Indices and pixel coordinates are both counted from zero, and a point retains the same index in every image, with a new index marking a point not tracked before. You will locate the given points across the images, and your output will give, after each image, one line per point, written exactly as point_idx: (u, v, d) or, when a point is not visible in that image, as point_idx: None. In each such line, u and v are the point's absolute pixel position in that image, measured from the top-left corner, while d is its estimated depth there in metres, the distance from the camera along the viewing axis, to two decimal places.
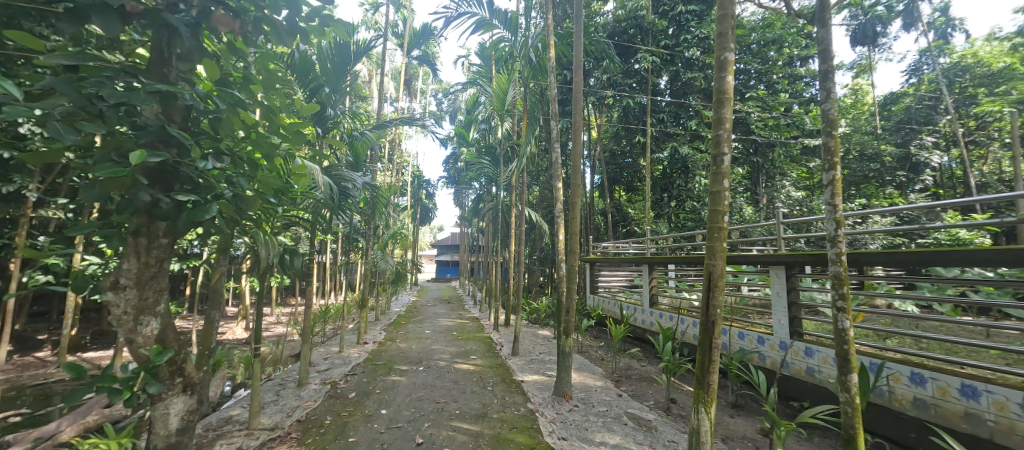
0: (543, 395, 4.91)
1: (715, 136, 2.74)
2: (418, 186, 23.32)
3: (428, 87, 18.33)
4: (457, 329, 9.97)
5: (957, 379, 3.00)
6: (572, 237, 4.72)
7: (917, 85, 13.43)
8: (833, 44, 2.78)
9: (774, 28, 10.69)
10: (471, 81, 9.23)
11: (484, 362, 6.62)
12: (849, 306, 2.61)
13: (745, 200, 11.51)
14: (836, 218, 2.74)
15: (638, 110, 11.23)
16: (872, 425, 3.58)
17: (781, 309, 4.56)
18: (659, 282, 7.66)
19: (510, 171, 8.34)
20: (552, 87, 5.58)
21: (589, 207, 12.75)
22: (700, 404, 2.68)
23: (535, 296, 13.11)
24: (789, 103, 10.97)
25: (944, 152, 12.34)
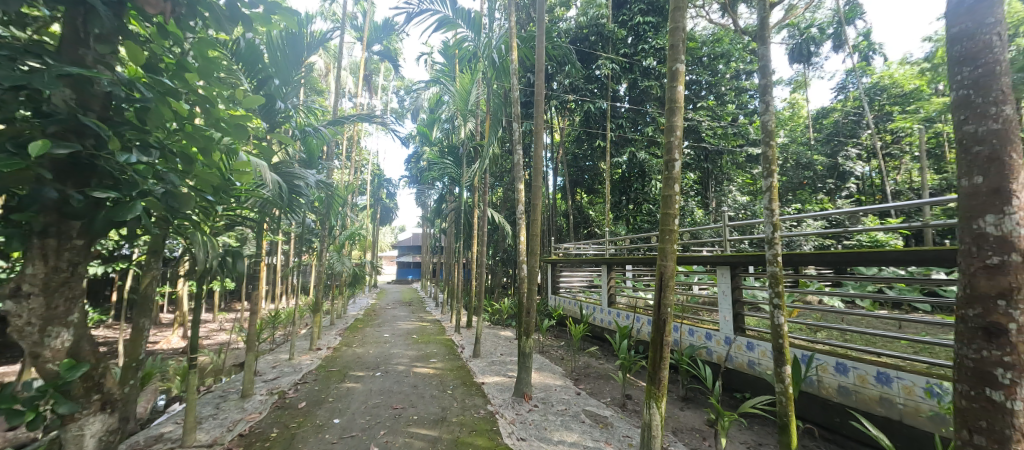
0: (503, 397, 4.91)
1: (668, 142, 2.87)
2: (378, 185, 22.62)
3: (390, 84, 17.83)
4: (417, 332, 9.76)
5: (873, 367, 3.33)
6: (532, 238, 4.76)
7: (844, 101, 14.84)
8: (771, 61, 3.01)
9: (722, 43, 11.41)
10: (434, 79, 9.07)
11: (444, 365, 6.52)
12: (784, 303, 2.82)
13: (697, 204, 12.16)
14: (773, 221, 2.97)
15: (599, 115, 11.55)
16: (803, 412, 3.90)
17: (727, 306, 4.86)
18: (617, 282, 7.91)
19: (473, 172, 8.27)
20: (514, 89, 5.59)
21: (551, 208, 12.94)
22: (652, 399, 2.79)
23: (497, 297, 13.11)
24: (735, 114, 11.74)
25: (866, 163, 13.73)
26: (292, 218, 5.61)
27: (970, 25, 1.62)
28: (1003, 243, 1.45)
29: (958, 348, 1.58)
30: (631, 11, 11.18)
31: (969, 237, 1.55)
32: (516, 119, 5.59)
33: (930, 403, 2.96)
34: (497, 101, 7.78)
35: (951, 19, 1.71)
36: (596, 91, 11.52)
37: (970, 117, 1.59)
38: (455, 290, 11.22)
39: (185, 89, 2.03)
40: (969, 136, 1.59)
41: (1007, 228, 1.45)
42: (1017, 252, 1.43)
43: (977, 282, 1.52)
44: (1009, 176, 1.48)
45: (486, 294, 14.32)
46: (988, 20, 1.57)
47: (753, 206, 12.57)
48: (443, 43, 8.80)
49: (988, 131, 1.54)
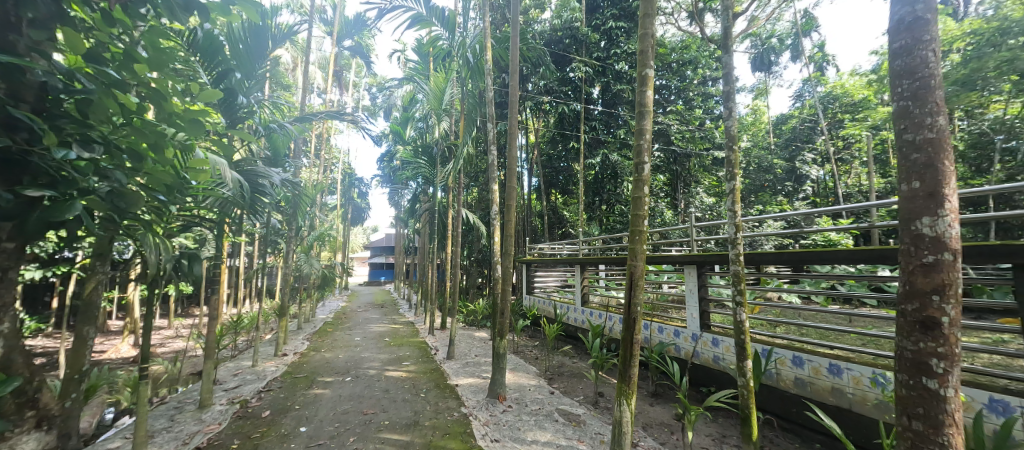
0: (477, 398, 4.89)
1: (638, 145, 2.94)
2: (349, 185, 21.99)
3: (362, 80, 17.38)
4: (390, 335, 9.56)
5: (825, 359, 3.54)
6: (507, 239, 4.76)
7: (801, 109, 15.72)
8: (734, 69, 3.15)
9: (690, 50, 11.83)
10: (407, 77, 8.91)
11: (417, 368, 6.41)
12: (745, 300, 2.96)
13: (666, 205, 12.55)
14: (735, 222, 3.10)
15: (573, 117, 11.70)
16: (763, 404, 4.10)
17: (694, 304, 5.04)
18: (590, 281, 8.03)
19: (447, 172, 8.18)
20: (489, 89, 5.57)
21: (526, 209, 13.00)
22: (622, 396, 2.85)
23: (472, 298, 13.03)
24: (702, 118, 12.21)
25: (820, 167, 14.59)
26: (256, 218, 5.36)
27: (909, 41, 1.75)
28: (937, 243, 1.58)
29: (899, 340, 1.70)
30: (604, 16, 11.39)
31: (908, 238, 1.68)
32: (490, 119, 5.56)
33: (875, 392, 3.18)
34: (471, 101, 7.73)
35: (891, 35, 1.85)
36: (570, 93, 11.66)
37: (908, 127, 1.73)
38: (429, 292, 11.06)
39: (134, 81, 1.90)
40: (909, 144, 1.73)
41: (940, 229, 1.58)
42: (948, 251, 1.56)
43: (915, 279, 1.64)
44: (941, 182, 1.61)
45: (461, 295, 14.20)
46: (923, 38, 1.71)
47: (718, 207, 13.10)
48: (416, 41, 8.65)
49: (924, 140, 1.67)
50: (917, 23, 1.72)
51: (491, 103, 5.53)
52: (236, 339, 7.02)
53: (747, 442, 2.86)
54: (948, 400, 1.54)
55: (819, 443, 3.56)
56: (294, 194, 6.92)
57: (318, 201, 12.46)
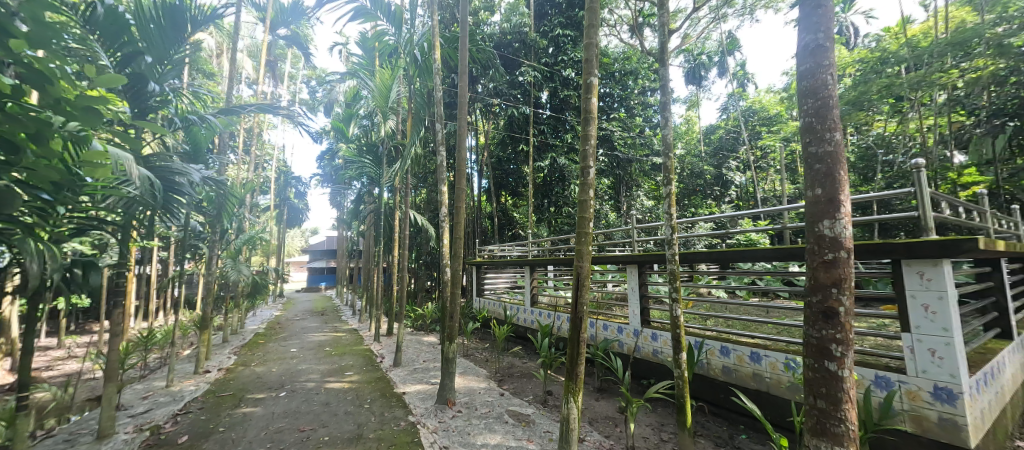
0: (425, 405, 4.75)
1: (583, 150, 3.04)
2: (284, 184, 20.43)
3: (299, 72, 16.23)
4: (331, 344, 9.01)
5: (747, 348, 3.92)
6: (456, 241, 4.68)
7: (726, 120, 17.27)
8: (670, 81, 3.37)
9: (631, 61, 12.51)
10: (351, 72, 8.45)
11: (361, 378, 6.08)
12: (680, 296, 3.18)
13: (610, 207, 13.16)
14: (671, 225, 3.32)
15: (522, 120, 11.84)
16: (696, 392, 4.44)
17: (635, 301, 5.32)
18: (539, 282, 8.17)
19: (393, 172, 7.89)
20: (438, 89, 5.43)
21: (475, 211, 12.92)
22: (569, 394, 2.92)
23: (420, 302, 12.69)
24: (642, 126, 12.97)
25: (743, 174, 16.13)
26: (172, 219, 4.79)
27: (813, 65, 1.99)
28: (835, 242, 1.81)
29: (806, 328, 1.92)
30: (552, 23, 11.69)
31: (813, 238, 1.90)
32: (439, 119, 5.44)
33: (788, 375, 3.56)
34: (420, 100, 7.54)
35: (799, 58, 2.09)
36: (519, 97, 11.80)
37: (812, 140, 1.96)
38: (374, 297, 10.59)
39: (10, 59, 1.65)
40: (812, 155, 1.96)
41: (837, 231, 1.81)
42: (843, 250, 1.80)
43: (818, 274, 1.86)
44: (838, 189, 1.84)
45: (408, 298, 13.77)
46: (823, 63, 1.96)
47: (656, 210, 13.99)
48: (360, 34, 8.25)
49: (825, 152, 1.90)
50: (818, 50, 1.97)
51: (440, 102, 5.40)
52: (146, 357, 6.20)
53: (682, 429, 3.07)
54: (844, 379, 1.76)
55: (743, 425, 3.92)
56: (219, 194, 6.29)
57: (247, 201, 11.43)
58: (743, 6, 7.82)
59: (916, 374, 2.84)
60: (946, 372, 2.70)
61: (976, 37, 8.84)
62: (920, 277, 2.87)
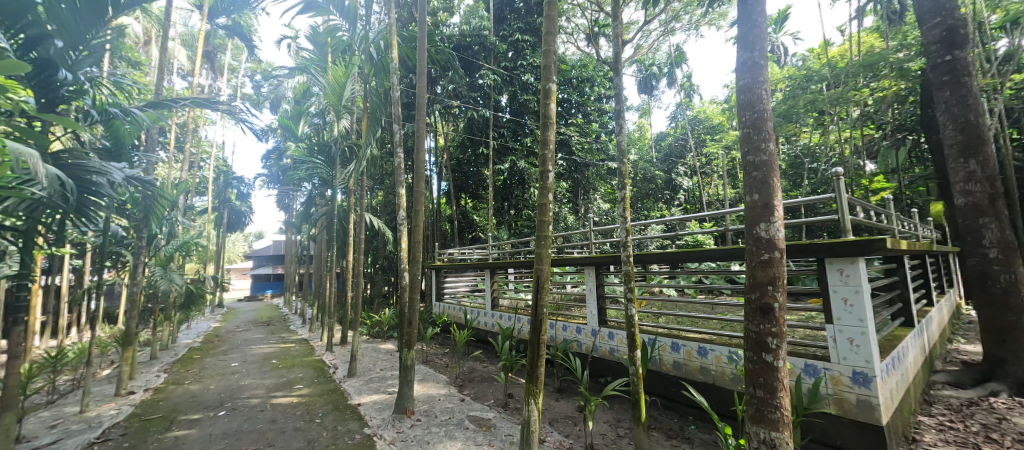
0: (382, 416, 4.57)
1: (543, 154, 3.08)
2: (224, 185, 18.90)
3: (242, 65, 15.13)
4: (278, 355, 8.45)
5: (695, 343, 4.16)
6: (414, 245, 4.56)
7: (675, 128, 18.32)
8: (623, 89, 3.52)
9: (588, 69, 12.93)
10: (300, 67, 7.99)
11: (311, 391, 5.74)
12: (634, 296, 3.31)
13: (568, 210, 13.47)
14: (626, 227, 3.45)
15: (481, 123, 11.82)
16: (649, 387, 4.64)
17: (592, 302, 5.46)
18: (499, 284, 8.17)
19: (348, 174, 7.56)
20: (395, 89, 5.27)
21: (435, 214, 12.70)
22: (530, 396, 2.93)
23: (377, 308, 12.24)
24: (598, 132, 13.44)
25: (690, 179, 17.16)
26: (89, 224, 4.26)
27: (750, 80, 2.16)
28: (770, 244, 1.97)
29: (746, 323, 2.08)
30: (511, 28, 11.83)
31: (751, 239, 2.06)
32: (397, 120, 5.27)
33: (731, 367, 3.82)
34: (376, 100, 7.29)
35: (739, 73, 2.26)
36: (479, 99, 11.77)
37: (750, 150, 2.13)
38: (327, 305, 10.07)
39: None
40: (750, 164, 2.12)
41: (771, 233, 1.98)
42: (777, 250, 1.96)
43: (756, 272, 2.02)
44: (772, 195, 2.01)
45: (364, 305, 13.21)
46: (759, 79, 2.13)
47: (612, 213, 14.50)
48: (311, 28, 7.85)
49: (761, 161, 2.06)
50: (754, 66, 2.15)
51: (397, 103, 5.25)
52: (54, 380, 5.45)
53: (638, 424, 3.18)
54: (780, 368, 1.92)
55: (692, 416, 4.14)
56: (147, 194, 5.69)
57: (181, 203, 10.43)
58: (689, 22, 8.37)
59: (838, 361, 3.16)
60: (862, 358, 3.02)
61: (882, 61, 10.05)
62: (841, 274, 3.20)
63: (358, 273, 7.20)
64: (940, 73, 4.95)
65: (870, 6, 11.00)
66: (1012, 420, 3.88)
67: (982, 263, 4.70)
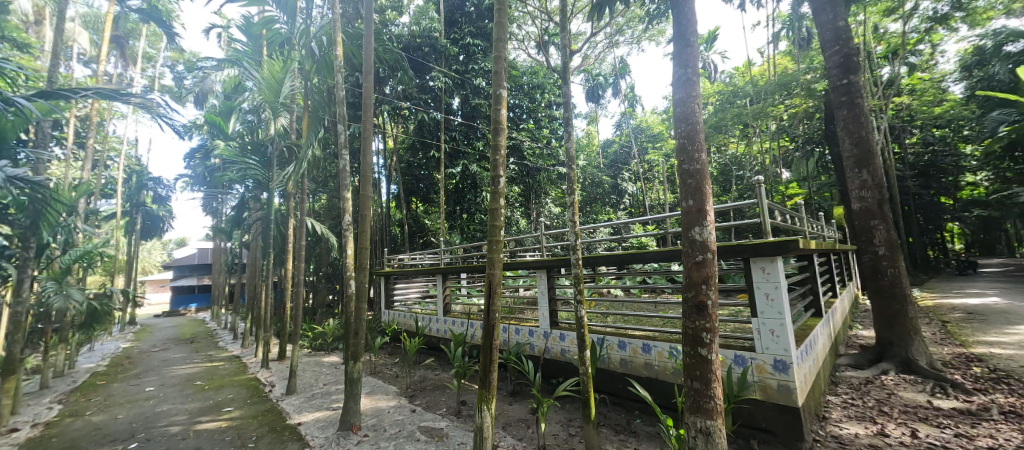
0: (325, 435, 4.29)
1: (494, 159, 3.08)
2: (136, 186, 16.78)
3: (160, 53, 13.57)
4: (204, 376, 7.64)
5: (640, 341, 4.37)
6: (361, 252, 4.35)
7: (620, 136, 19.26)
8: (571, 97, 3.62)
9: (538, 76, 13.29)
10: (230, 60, 7.35)
11: (243, 413, 5.24)
12: (584, 297, 3.41)
13: (521, 214, 13.60)
14: (575, 231, 3.55)
15: (432, 125, 11.62)
16: (598, 385, 4.80)
17: (544, 304, 5.55)
18: (452, 290, 8.04)
19: (285, 176, 7.03)
20: (339, 87, 5.00)
21: (384, 218, 12.23)
22: (483, 403, 2.91)
23: (320, 318, 11.49)
24: (549, 137, 13.76)
25: (635, 184, 18.11)
26: None
27: (684, 94, 2.34)
28: (703, 246, 2.14)
29: (683, 320, 2.22)
30: (462, 31, 11.80)
31: (687, 242, 2.21)
32: (341, 120, 5.00)
33: (671, 362, 4.06)
34: (318, 98, 6.87)
35: (675, 87, 2.43)
36: (430, 102, 11.60)
37: (685, 160, 2.29)
38: (261, 317, 9.27)
39: None
40: (685, 171, 2.28)
41: (703, 237, 2.14)
42: (709, 252, 2.13)
43: (691, 273, 2.18)
44: (703, 201, 2.18)
45: (305, 316, 12.35)
46: (693, 93, 2.31)
47: (563, 216, 14.85)
48: (243, 18, 7.25)
49: (694, 169, 2.23)
50: (688, 82, 2.32)
51: (342, 102, 4.99)
52: None
53: (587, 422, 3.29)
54: (712, 361, 2.08)
55: (637, 410, 4.35)
56: (38, 196, 4.89)
57: (81, 208, 9.10)
58: (631, 36, 8.87)
59: (762, 351, 3.48)
60: (782, 347, 3.35)
61: (794, 81, 11.35)
62: (763, 272, 3.53)
63: (298, 282, 6.71)
64: (839, 94, 5.69)
65: (784, 32, 12.41)
66: (898, 394, 4.52)
67: (873, 260, 5.43)
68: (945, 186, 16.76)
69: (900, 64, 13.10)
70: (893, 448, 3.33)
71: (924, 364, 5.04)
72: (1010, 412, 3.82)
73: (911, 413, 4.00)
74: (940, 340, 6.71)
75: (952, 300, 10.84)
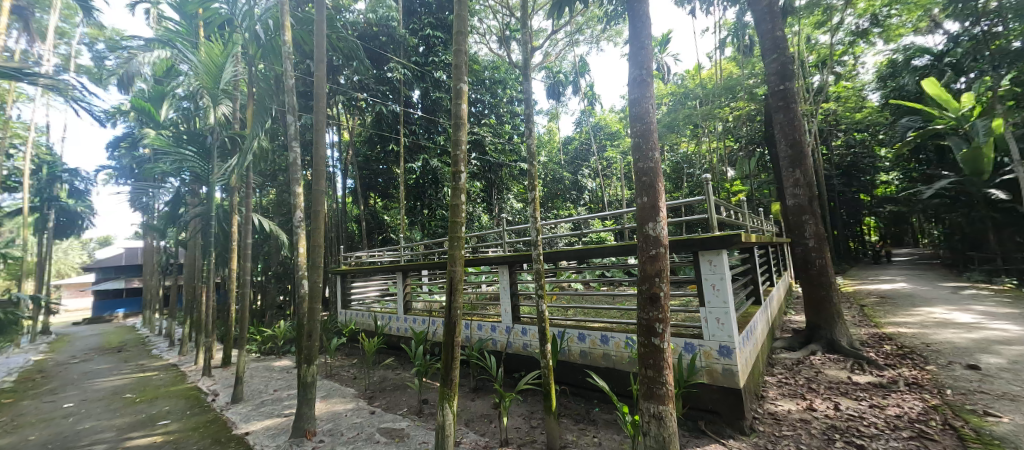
0: (276, 443, 4.06)
1: (454, 155, 3.03)
2: (48, 179, 14.85)
3: (75, 29, 12.06)
4: (134, 387, 6.96)
5: (598, 332, 4.51)
6: (315, 250, 4.13)
7: (580, 133, 19.72)
8: (532, 93, 3.64)
9: (500, 71, 13.29)
10: (161, 40, 6.67)
11: (181, 426, 4.83)
12: (545, 292, 3.46)
13: (483, 209, 13.51)
14: (536, 226, 3.58)
15: (391, 118, 11.25)
16: (559, 377, 4.91)
17: (506, 300, 5.58)
18: (412, 287, 7.87)
19: (227, 169, 6.51)
20: (289, 76, 4.70)
21: (340, 214, 11.70)
22: (445, 401, 2.87)
23: (270, 321, 10.82)
24: (511, 133, 13.80)
25: (594, 180, 18.63)
26: None
27: (640, 95, 2.42)
28: (656, 241, 2.24)
29: (638, 312, 2.32)
30: (421, 22, 11.52)
31: (642, 236, 2.31)
32: (291, 110, 4.70)
33: (627, 351, 4.23)
34: (265, 86, 6.42)
35: (631, 87, 2.52)
36: (388, 94, 11.20)
37: (640, 158, 2.38)
38: (202, 321, 8.57)
39: None
40: (640, 169, 2.37)
41: (655, 232, 2.25)
42: (661, 246, 2.24)
43: (646, 266, 2.28)
44: (656, 197, 2.28)
45: (252, 318, 11.57)
46: (647, 94, 2.40)
47: (525, 212, 14.93)
48: None
49: (648, 168, 2.32)
50: (643, 83, 2.41)
51: (292, 91, 4.69)
52: None
53: (548, 414, 3.35)
54: (664, 350, 2.19)
55: (596, 399, 4.50)
56: None
57: None
58: (590, 36, 9.08)
59: (709, 338, 3.71)
60: (726, 333, 3.60)
61: (739, 85, 12.17)
62: (710, 264, 3.78)
63: (245, 282, 6.27)
64: (776, 99, 6.16)
65: (729, 39, 13.24)
66: (825, 372, 5.01)
67: (804, 251, 5.96)
68: (863, 185, 18.72)
69: (828, 73, 14.41)
70: (820, 420, 3.69)
71: (845, 344, 5.63)
72: (914, 383, 4.36)
73: (834, 389, 4.46)
74: (859, 322, 7.51)
75: (869, 286, 12.15)
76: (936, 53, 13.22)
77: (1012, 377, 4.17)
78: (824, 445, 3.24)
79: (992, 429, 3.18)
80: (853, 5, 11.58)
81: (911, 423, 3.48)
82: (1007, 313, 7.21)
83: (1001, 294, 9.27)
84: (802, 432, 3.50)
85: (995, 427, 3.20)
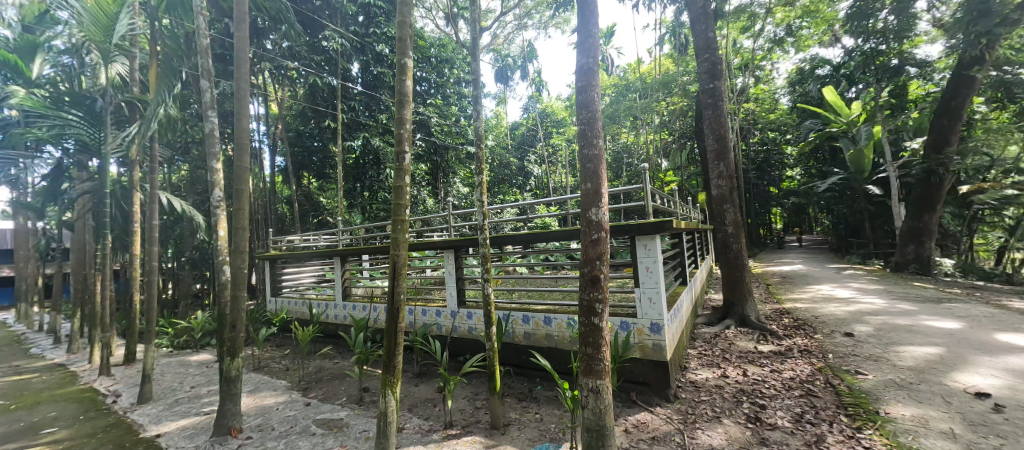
0: (194, 444, 3.70)
1: (398, 134, 2.88)
2: None
3: None
4: (6, 393, 5.89)
5: (542, 314, 4.66)
6: (239, 233, 3.73)
7: (528, 119, 19.93)
8: (480, 73, 3.54)
9: (446, 49, 12.86)
10: None
11: (72, 433, 4.20)
12: (491, 276, 3.45)
13: (429, 193, 13.06)
14: (483, 211, 3.54)
15: (327, 92, 10.45)
16: (504, 359, 5.01)
17: (452, 285, 5.52)
18: (352, 273, 7.48)
19: (122, 139, 5.58)
20: (201, 33, 4.08)
21: (268, 194, 10.71)
22: (387, 387, 2.78)
23: (184, 312, 9.71)
24: (457, 115, 13.47)
25: (540, 166, 18.93)
26: None
27: (585, 83, 2.47)
28: (598, 226, 2.35)
29: (580, 292, 2.41)
30: None
31: (585, 222, 2.39)
32: (206, 74, 4.13)
33: (568, 331, 4.42)
34: (173, 44, 5.58)
35: (578, 74, 2.54)
36: (323, 65, 10.27)
37: (585, 145, 2.43)
38: (96, 314, 7.43)
39: None
40: (585, 158, 2.43)
41: (596, 217, 2.36)
42: (603, 230, 2.35)
43: (588, 250, 2.37)
44: (598, 186, 2.38)
45: (163, 310, 10.34)
46: (593, 83, 2.45)
47: (471, 196, 14.81)
48: None
49: (591, 155, 2.39)
50: (590, 72, 2.45)
51: (207, 53, 4.09)
52: None
53: (493, 394, 3.41)
54: (602, 328, 2.32)
55: (538, 377, 4.69)
56: None
57: None
58: (539, 22, 9.03)
59: (642, 316, 3.99)
60: (657, 312, 3.90)
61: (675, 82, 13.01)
62: (645, 248, 4.05)
63: (151, 270, 5.50)
64: (706, 96, 6.64)
65: (667, 37, 13.97)
66: (736, 343, 5.66)
67: (724, 236, 6.58)
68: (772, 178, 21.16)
69: (750, 75, 15.90)
70: (731, 385, 4.18)
71: (753, 318, 6.40)
72: (805, 350, 5.09)
73: (744, 357, 5.06)
74: (765, 299, 8.54)
75: (774, 268, 13.85)
76: (834, 65, 15.11)
77: (876, 341, 5.03)
78: (734, 406, 3.69)
79: (860, 384, 3.83)
80: (772, 15, 12.70)
81: (801, 383, 4.07)
82: (875, 289, 8.62)
83: (872, 273, 11.09)
84: (715, 396, 3.95)
85: (863, 383, 3.85)
